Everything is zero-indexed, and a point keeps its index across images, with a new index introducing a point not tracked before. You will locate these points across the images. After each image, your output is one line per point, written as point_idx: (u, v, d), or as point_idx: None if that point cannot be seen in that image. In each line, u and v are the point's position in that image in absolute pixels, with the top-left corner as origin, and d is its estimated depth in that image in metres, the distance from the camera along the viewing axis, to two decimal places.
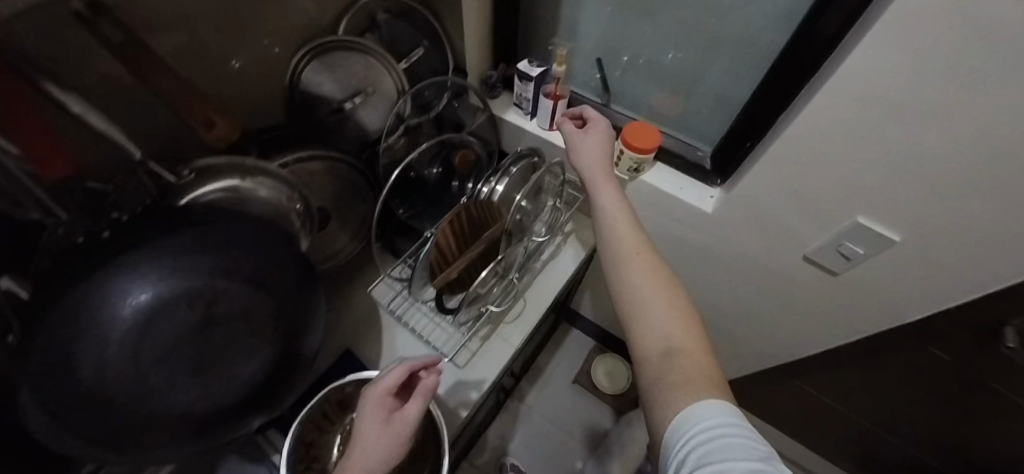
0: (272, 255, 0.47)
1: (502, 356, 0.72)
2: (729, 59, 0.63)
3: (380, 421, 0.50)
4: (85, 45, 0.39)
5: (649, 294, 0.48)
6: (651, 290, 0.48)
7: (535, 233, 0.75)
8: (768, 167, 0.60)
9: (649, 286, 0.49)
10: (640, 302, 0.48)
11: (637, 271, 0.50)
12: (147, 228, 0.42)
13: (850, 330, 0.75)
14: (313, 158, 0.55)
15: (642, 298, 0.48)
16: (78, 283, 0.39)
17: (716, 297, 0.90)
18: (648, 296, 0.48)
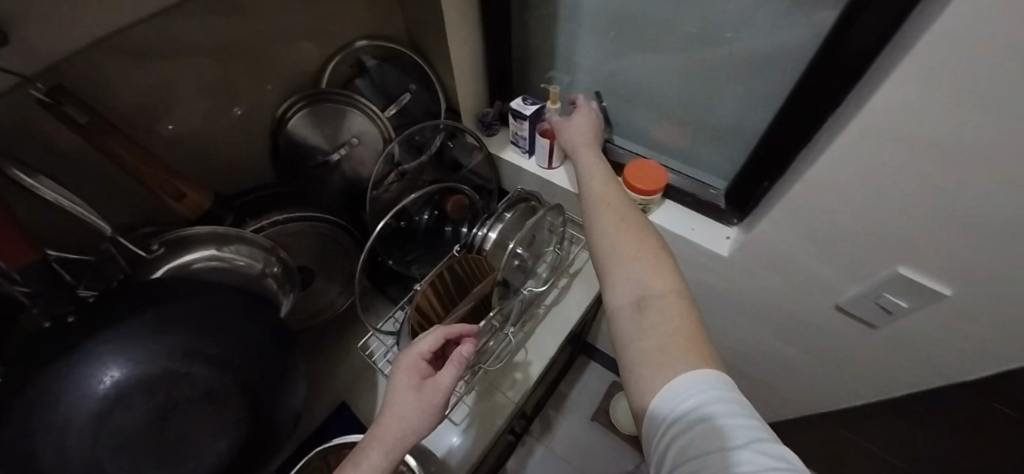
0: (242, 329, 0.45)
1: (503, 413, 0.66)
2: (741, 89, 0.57)
3: (412, 382, 0.44)
4: (50, 125, 0.42)
5: (625, 251, 0.43)
6: (634, 240, 0.44)
7: (537, 279, 0.69)
8: (788, 208, 0.54)
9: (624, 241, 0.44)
10: (615, 256, 0.43)
11: (614, 227, 0.46)
12: (111, 309, 0.41)
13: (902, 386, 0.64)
14: (292, 221, 0.54)
15: (623, 251, 0.43)
16: (35, 375, 0.37)
17: (745, 337, 0.80)
18: (629, 252, 0.43)
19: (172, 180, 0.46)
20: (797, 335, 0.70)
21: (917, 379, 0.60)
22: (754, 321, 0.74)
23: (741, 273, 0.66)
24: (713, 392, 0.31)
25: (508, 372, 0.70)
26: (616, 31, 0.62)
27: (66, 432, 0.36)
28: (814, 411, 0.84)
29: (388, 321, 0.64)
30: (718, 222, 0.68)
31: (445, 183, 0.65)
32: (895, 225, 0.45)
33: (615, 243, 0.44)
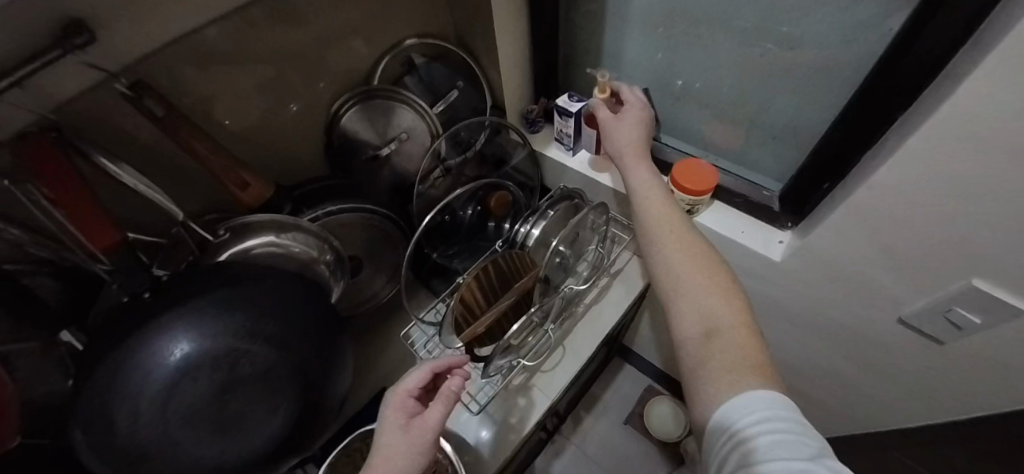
0: (294, 313, 0.47)
1: (539, 411, 0.65)
2: (802, 87, 0.54)
3: (401, 422, 0.45)
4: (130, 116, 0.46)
5: (688, 279, 0.44)
6: (697, 273, 0.44)
7: (577, 276, 0.68)
8: (852, 214, 0.51)
9: (686, 268, 0.44)
10: (678, 285, 0.44)
11: (673, 252, 0.46)
12: (181, 288, 0.44)
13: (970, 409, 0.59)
14: (344, 211, 0.55)
15: (685, 279, 0.44)
16: (113, 346, 0.40)
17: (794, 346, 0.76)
18: (691, 279, 0.44)
19: (236, 169, 0.49)
20: (852, 346, 0.66)
21: (981, 400, 0.56)
22: (803, 331, 0.71)
23: (792, 280, 0.63)
24: (777, 411, 0.31)
25: (545, 372, 0.68)
26: (666, 28, 0.61)
27: (138, 401, 0.38)
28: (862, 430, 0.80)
29: (430, 312, 0.65)
30: (770, 227, 0.64)
31: (489, 179, 0.66)
32: (972, 236, 0.42)
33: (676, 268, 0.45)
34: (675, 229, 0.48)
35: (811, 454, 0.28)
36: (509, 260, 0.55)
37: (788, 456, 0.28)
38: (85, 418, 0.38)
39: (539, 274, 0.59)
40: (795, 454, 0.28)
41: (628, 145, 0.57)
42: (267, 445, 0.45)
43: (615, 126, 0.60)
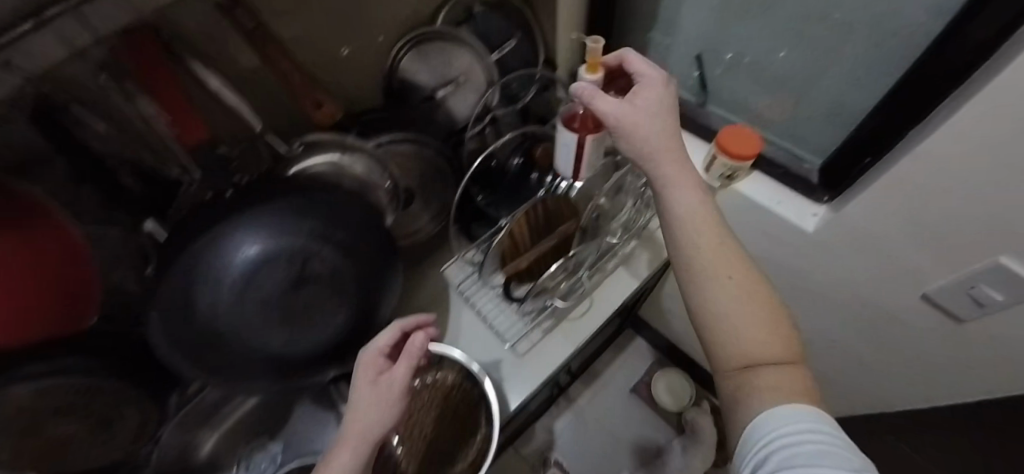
0: (354, 229, 0.49)
1: (563, 355, 0.68)
2: (856, 62, 0.55)
3: (367, 380, 0.46)
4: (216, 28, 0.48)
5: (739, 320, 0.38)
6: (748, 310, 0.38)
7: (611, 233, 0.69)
8: (895, 188, 0.52)
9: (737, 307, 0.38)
10: (723, 323, 0.38)
11: (725, 290, 0.38)
12: (258, 190, 0.46)
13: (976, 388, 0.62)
14: (404, 141, 0.59)
15: (730, 317, 0.38)
16: (197, 235, 0.43)
17: (809, 322, 0.79)
18: (735, 312, 0.38)
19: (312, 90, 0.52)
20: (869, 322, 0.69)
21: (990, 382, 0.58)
22: (821, 305, 0.74)
23: (819, 252, 0.66)
24: (812, 421, 0.31)
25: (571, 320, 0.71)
26: None
27: (218, 285, 0.42)
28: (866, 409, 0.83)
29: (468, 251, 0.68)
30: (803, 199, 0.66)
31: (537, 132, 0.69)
32: (1004, 219, 0.43)
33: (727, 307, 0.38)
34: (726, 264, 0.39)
35: (855, 467, 0.27)
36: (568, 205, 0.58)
37: (834, 463, 0.27)
38: (171, 295, 0.42)
39: (579, 222, 0.62)
40: (840, 463, 0.27)
41: (661, 142, 0.44)
42: (324, 343, 0.49)
43: (636, 117, 0.45)
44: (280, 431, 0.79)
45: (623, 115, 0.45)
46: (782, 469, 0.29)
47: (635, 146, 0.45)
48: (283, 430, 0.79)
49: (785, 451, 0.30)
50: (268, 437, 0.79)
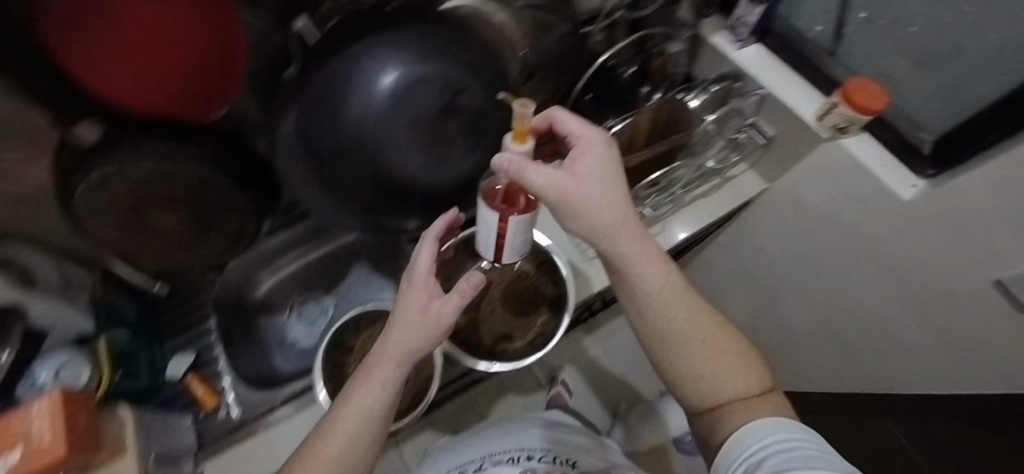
0: (499, 75, 0.47)
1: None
2: (1008, 33, 0.50)
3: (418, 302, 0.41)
4: None
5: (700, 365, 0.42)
6: (715, 362, 0.42)
7: (708, 159, 0.70)
8: (1011, 169, 0.46)
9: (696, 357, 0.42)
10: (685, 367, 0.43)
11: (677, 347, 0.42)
12: (416, 7, 0.43)
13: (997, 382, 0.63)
14: (541, 8, 0.57)
15: (710, 366, 0.42)
16: (358, 36, 0.41)
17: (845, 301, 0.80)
18: (701, 362, 0.42)
19: None
20: (910, 307, 0.69)
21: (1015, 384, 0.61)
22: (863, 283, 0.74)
23: (890, 230, 0.64)
24: (798, 431, 0.34)
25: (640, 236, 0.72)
26: None
27: (374, 88, 0.40)
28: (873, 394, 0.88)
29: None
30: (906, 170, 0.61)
31: (657, 36, 0.68)
32: None
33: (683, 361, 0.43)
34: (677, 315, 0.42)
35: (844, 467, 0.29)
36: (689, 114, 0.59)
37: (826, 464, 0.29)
38: (324, 89, 0.40)
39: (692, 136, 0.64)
40: (830, 463, 0.29)
41: (616, 218, 0.38)
42: (441, 183, 0.50)
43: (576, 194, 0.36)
44: (335, 288, 0.83)
45: (567, 191, 0.36)
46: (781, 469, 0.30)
47: (579, 230, 0.38)
48: (339, 287, 0.83)
49: (772, 458, 0.32)
50: (322, 292, 0.82)
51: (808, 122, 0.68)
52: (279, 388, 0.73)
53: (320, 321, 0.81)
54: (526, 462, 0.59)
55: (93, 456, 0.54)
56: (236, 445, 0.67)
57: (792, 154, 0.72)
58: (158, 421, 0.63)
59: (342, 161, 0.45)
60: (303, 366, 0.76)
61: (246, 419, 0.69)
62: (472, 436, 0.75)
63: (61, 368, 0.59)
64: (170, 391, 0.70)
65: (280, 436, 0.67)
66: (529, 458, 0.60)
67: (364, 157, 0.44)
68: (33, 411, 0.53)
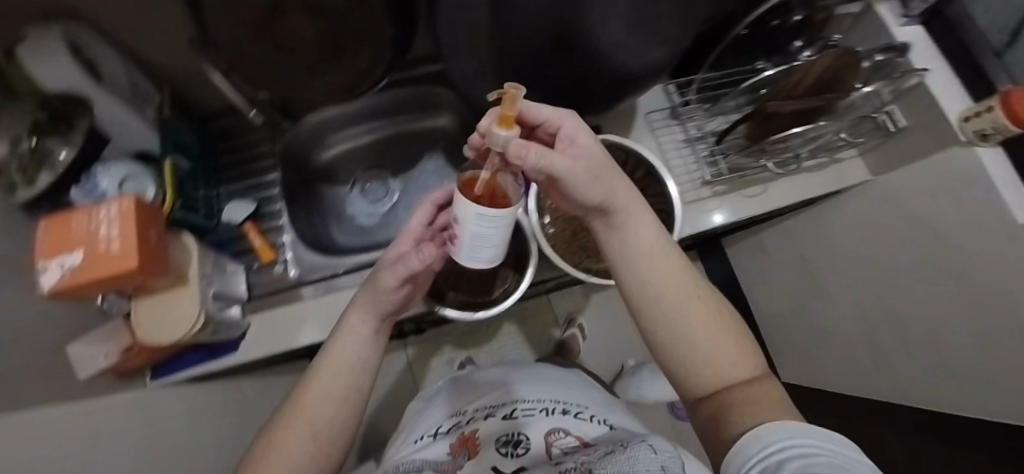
0: None
1: (714, 222, 0.69)
2: None
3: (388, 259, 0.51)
4: None
5: (701, 332, 0.38)
6: (713, 344, 0.38)
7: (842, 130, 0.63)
8: None
9: (697, 322, 0.39)
10: (681, 337, 0.39)
11: (684, 307, 0.39)
12: None
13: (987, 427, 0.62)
14: None
15: (697, 340, 0.38)
16: None
17: (882, 316, 0.79)
18: (699, 330, 0.38)
19: None
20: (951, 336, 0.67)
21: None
22: (914, 300, 0.72)
23: (973, 250, 0.61)
24: (830, 435, 0.25)
25: (746, 190, 0.69)
26: None
27: None
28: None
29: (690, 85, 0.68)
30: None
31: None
32: None
33: (685, 325, 0.39)
34: (672, 270, 0.40)
35: None
36: (862, 81, 0.54)
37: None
38: None
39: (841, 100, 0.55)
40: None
41: (605, 182, 0.38)
42: (615, 75, 0.45)
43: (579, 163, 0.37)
44: (403, 172, 0.78)
45: (571, 169, 0.35)
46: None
47: (597, 194, 0.37)
48: (409, 173, 0.78)
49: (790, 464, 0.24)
50: (389, 174, 0.78)
51: (959, 123, 0.61)
52: (340, 257, 0.70)
53: (385, 202, 0.77)
54: (562, 419, 0.51)
55: (160, 279, 0.51)
56: (271, 303, 0.64)
57: (914, 149, 0.69)
58: (212, 258, 0.60)
59: (557, 56, 0.41)
60: (363, 244, 0.73)
61: (303, 281, 0.67)
62: (498, 375, 0.67)
63: (127, 179, 0.55)
64: (227, 231, 0.67)
65: (330, 306, 0.64)
66: (566, 412, 0.53)
67: (586, 57, 0.41)
68: (102, 212, 0.47)
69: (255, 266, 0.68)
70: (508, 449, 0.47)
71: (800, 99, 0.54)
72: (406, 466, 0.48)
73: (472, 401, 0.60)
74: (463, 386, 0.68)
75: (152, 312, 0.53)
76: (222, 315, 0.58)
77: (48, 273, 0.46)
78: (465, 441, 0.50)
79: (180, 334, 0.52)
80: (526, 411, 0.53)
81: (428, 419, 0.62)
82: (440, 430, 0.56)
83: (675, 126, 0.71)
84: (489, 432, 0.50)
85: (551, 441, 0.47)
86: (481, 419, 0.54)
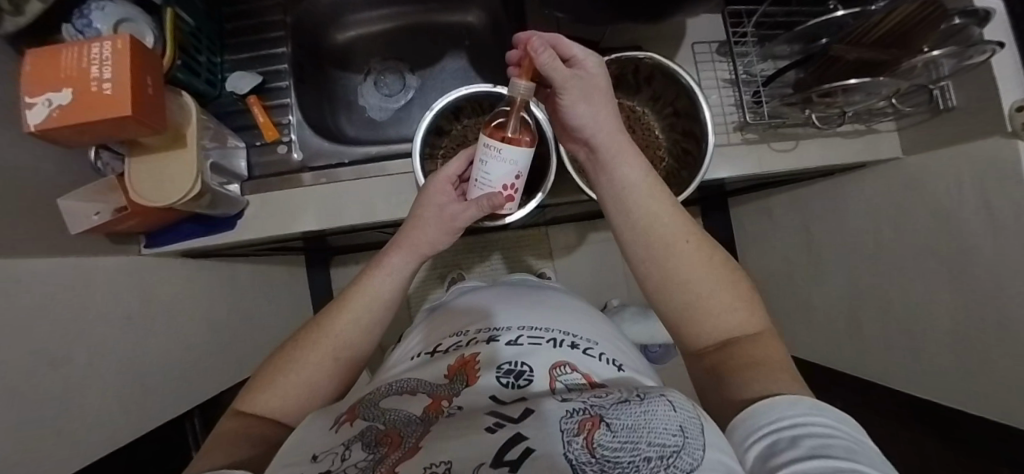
0: None
1: (749, 169, 0.68)
2: None
3: (437, 207, 0.54)
4: None
5: (708, 288, 0.41)
6: (709, 293, 0.41)
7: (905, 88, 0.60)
8: None
9: (706, 279, 0.42)
10: (683, 293, 0.42)
11: (692, 262, 0.43)
12: None
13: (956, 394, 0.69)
14: None
15: (701, 291, 0.41)
16: None
17: (869, 288, 0.82)
18: (706, 286, 0.41)
19: None
20: (932, 312, 0.71)
21: (971, 403, 0.67)
22: (905, 277, 0.75)
23: (979, 237, 0.63)
24: (832, 418, 0.27)
25: (779, 139, 0.69)
26: None
27: None
28: (826, 363, 0.98)
29: (745, 17, 0.63)
30: None
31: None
32: None
33: (696, 280, 0.42)
34: (681, 230, 0.45)
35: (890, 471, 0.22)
36: (945, 49, 0.46)
37: (867, 466, 0.22)
38: None
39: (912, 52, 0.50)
40: (872, 464, 0.22)
41: (606, 122, 0.48)
42: None
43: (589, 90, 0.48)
44: (422, 68, 0.73)
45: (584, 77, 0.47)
46: (811, 455, 0.23)
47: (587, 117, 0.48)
48: (428, 69, 0.73)
49: (807, 443, 0.24)
50: (407, 67, 0.73)
51: (1007, 110, 0.58)
52: (348, 147, 0.67)
53: (399, 97, 0.73)
54: (569, 352, 0.39)
55: (153, 135, 0.48)
56: (276, 182, 0.62)
57: (952, 133, 0.66)
58: (214, 126, 0.57)
59: None
60: (372, 139, 0.71)
61: (307, 167, 0.65)
62: (504, 295, 0.55)
63: (125, 21, 0.50)
64: (230, 102, 0.65)
65: (335, 194, 0.62)
66: (574, 346, 0.41)
67: None
68: (94, 50, 0.43)
69: (258, 145, 0.65)
70: (510, 380, 0.34)
71: (869, 50, 0.51)
72: (395, 385, 0.36)
73: (476, 319, 0.48)
74: (459, 305, 0.56)
75: (145, 170, 0.50)
76: (221, 189, 0.56)
77: (33, 110, 0.41)
78: (462, 363, 0.37)
79: (174, 198, 0.49)
80: (532, 338, 0.41)
81: (428, 342, 0.49)
82: (440, 349, 0.43)
83: (724, 58, 0.68)
84: (492, 357, 0.37)
85: (555, 373, 0.35)
86: (483, 341, 0.41)
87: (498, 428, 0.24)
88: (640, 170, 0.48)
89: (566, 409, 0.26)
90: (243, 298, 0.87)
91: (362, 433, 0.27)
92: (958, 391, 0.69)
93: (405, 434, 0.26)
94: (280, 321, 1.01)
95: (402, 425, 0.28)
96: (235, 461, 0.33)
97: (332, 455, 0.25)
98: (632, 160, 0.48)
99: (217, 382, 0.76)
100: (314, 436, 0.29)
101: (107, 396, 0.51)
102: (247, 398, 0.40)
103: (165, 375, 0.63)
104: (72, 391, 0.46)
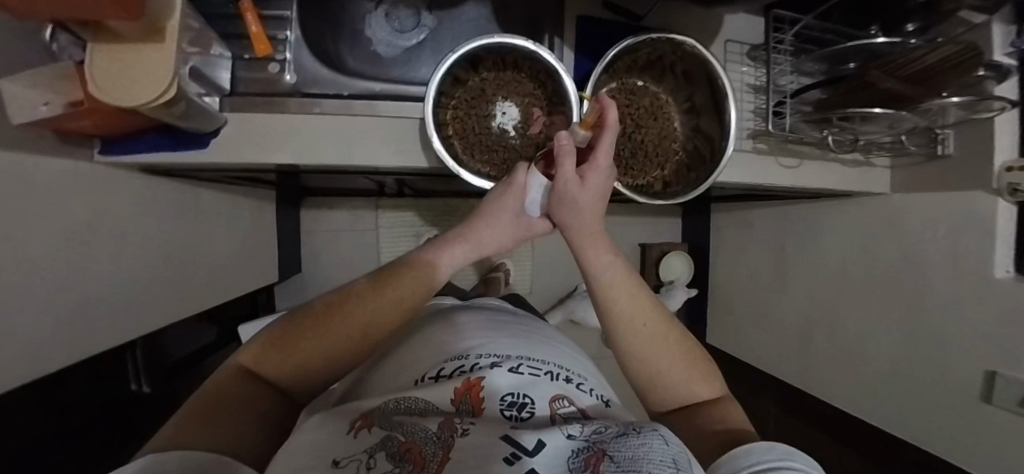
0: None
1: (753, 178, 0.69)
2: None
3: (513, 218, 0.52)
4: None
5: (667, 362, 0.42)
6: (666, 371, 0.42)
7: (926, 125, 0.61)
8: None
9: (665, 356, 0.42)
10: (648, 367, 0.42)
11: (652, 345, 0.43)
12: None
13: (888, 418, 0.77)
14: None
15: (660, 366, 0.42)
16: None
17: (829, 311, 0.87)
18: (662, 361, 0.42)
19: None
20: (885, 344, 0.77)
21: (897, 428, 0.75)
22: (864, 307, 0.81)
23: (945, 283, 0.68)
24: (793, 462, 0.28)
25: (786, 151, 0.69)
26: None
27: None
28: (770, 373, 1.04)
29: (785, 24, 0.61)
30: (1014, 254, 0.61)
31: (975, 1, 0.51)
32: None
33: (656, 357, 0.42)
34: (644, 314, 0.44)
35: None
36: (961, 97, 0.50)
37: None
38: None
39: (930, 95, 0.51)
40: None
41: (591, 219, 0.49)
42: None
43: (580, 199, 0.48)
44: (441, 7, 0.67)
45: (580, 194, 0.47)
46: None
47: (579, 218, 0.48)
48: (446, 11, 0.67)
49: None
50: (424, 4, 0.67)
51: (994, 170, 0.61)
52: (349, 79, 0.61)
53: (410, 35, 0.67)
54: (565, 385, 0.41)
55: (127, 21, 0.40)
56: (261, 103, 0.55)
57: (940, 180, 0.69)
58: (197, 27, 0.49)
59: None
60: (374, 76, 0.65)
61: (299, 93, 0.58)
62: (507, 321, 0.55)
63: None
64: (219, 2, 0.56)
65: (327, 133, 0.57)
66: (569, 381, 0.42)
67: None
68: None
69: (246, 58, 0.57)
70: (513, 413, 0.34)
71: (900, 83, 0.51)
72: (401, 403, 0.33)
73: (478, 341, 0.46)
74: (469, 315, 0.56)
75: (112, 64, 0.43)
76: (199, 101, 0.50)
77: None
78: (468, 387, 0.36)
79: (141, 101, 0.43)
80: (532, 368, 0.41)
81: (416, 358, 0.45)
82: (440, 374, 0.40)
83: (756, 61, 0.66)
84: (497, 385, 0.37)
85: (555, 406, 0.36)
86: (485, 367, 0.40)
87: (516, 459, 0.24)
88: (614, 260, 0.47)
89: (572, 447, 0.27)
90: (203, 225, 0.80)
91: (383, 442, 0.25)
92: (889, 417, 0.77)
93: (429, 454, 0.25)
94: (240, 257, 0.94)
95: (421, 440, 0.26)
96: (234, 435, 0.31)
97: (357, 462, 0.23)
98: (600, 251, 0.48)
99: (167, 312, 0.70)
100: (327, 438, 0.27)
101: (33, 316, 0.45)
102: (257, 352, 0.39)
103: (110, 297, 0.58)
104: (3, 306, 0.40)
